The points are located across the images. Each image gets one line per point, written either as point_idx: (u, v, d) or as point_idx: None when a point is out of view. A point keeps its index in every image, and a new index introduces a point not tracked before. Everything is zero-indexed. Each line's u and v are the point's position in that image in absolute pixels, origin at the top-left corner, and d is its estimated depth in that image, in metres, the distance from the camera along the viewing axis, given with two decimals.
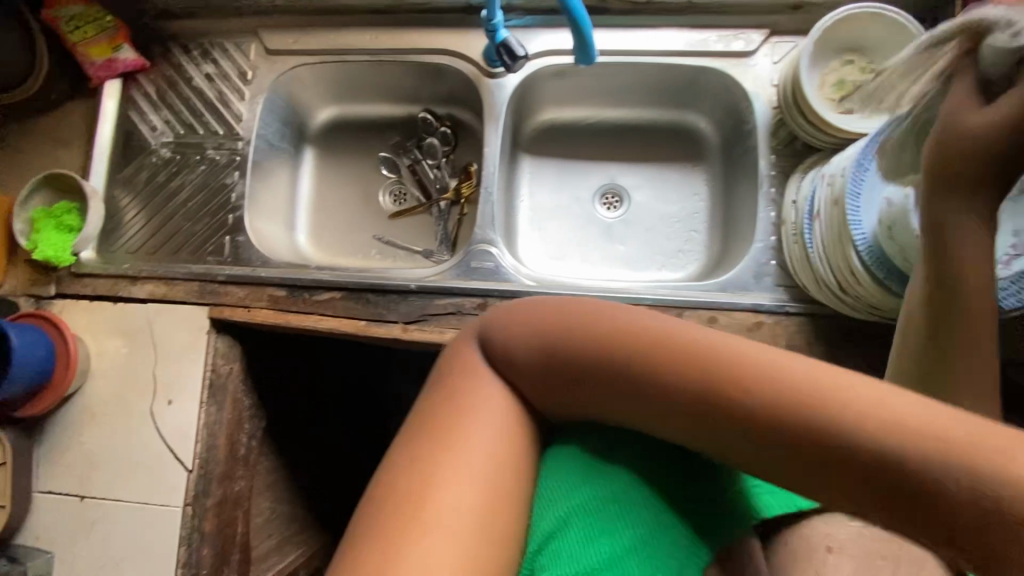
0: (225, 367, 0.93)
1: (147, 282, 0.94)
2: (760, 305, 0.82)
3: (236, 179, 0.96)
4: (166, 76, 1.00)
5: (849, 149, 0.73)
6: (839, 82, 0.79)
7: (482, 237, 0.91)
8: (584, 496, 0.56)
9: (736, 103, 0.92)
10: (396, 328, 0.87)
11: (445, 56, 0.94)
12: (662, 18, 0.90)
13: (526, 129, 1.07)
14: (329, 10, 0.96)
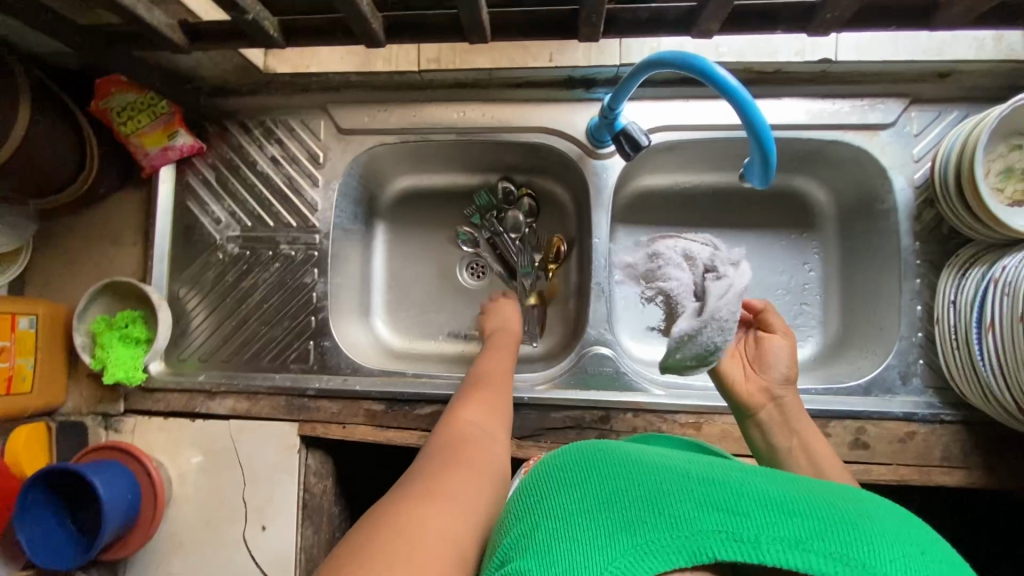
0: (318, 484, 0.86)
1: (227, 396, 0.86)
2: (912, 413, 0.76)
3: (316, 278, 0.88)
4: (226, 159, 0.90)
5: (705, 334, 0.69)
6: (1007, 169, 0.71)
7: (596, 337, 0.83)
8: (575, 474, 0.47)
9: (869, 175, 0.83)
10: (509, 445, 0.80)
11: (545, 134, 0.85)
12: (789, 88, 0.81)
13: (619, 198, 0.97)
14: (410, 83, 0.85)
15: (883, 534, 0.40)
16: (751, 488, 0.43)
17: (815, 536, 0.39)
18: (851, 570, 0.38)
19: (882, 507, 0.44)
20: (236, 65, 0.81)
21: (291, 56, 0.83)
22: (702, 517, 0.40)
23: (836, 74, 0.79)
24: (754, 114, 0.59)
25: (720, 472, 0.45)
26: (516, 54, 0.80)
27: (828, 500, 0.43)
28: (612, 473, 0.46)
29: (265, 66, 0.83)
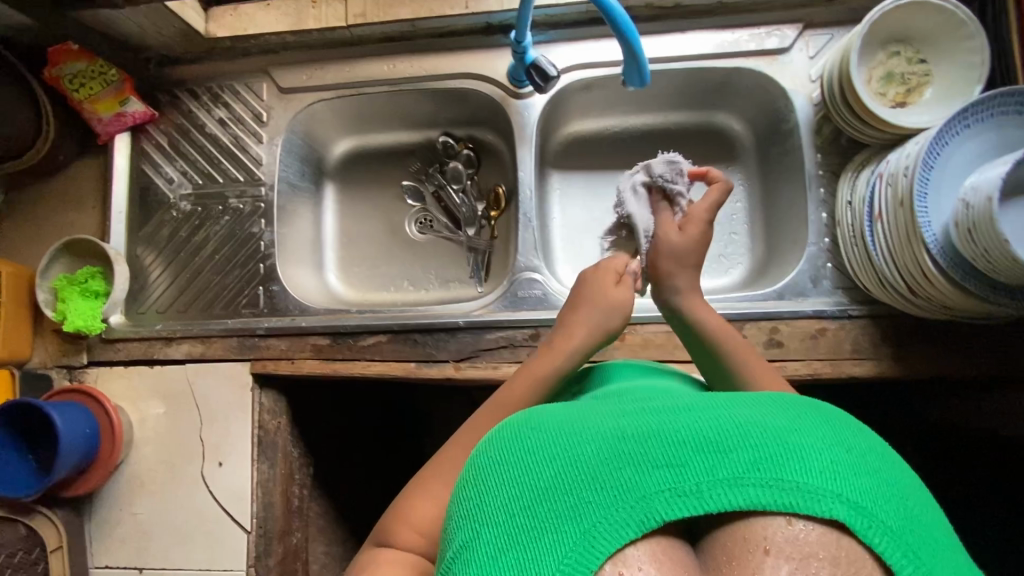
0: (272, 421, 0.91)
1: (183, 342, 0.91)
2: (822, 311, 0.80)
3: (263, 227, 0.93)
4: (177, 124, 0.96)
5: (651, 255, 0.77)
6: (887, 74, 0.76)
7: (525, 264, 0.88)
8: (488, 461, 0.40)
9: (774, 101, 0.89)
10: (448, 367, 0.84)
11: (470, 80, 0.91)
12: (692, 20, 0.87)
13: (552, 143, 1.02)
14: (343, 41, 0.92)
15: (812, 440, 0.35)
16: (679, 427, 0.36)
17: (753, 468, 0.34)
18: (791, 494, 0.33)
19: (815, 406, 0.39)
20: (178, 30, 0.87)
21: (229, 21, 0.90)
22: (637, 481, 0.35)
23: (731, 5, 0.85)
24: (632, 39, 0.62)
25: (642, 416, 0.39)
26: (435, 3, 0.86)
27: (764, 415, 0.37)
28: (529, 447, 0.39)
29: (206, 31, 0.90)
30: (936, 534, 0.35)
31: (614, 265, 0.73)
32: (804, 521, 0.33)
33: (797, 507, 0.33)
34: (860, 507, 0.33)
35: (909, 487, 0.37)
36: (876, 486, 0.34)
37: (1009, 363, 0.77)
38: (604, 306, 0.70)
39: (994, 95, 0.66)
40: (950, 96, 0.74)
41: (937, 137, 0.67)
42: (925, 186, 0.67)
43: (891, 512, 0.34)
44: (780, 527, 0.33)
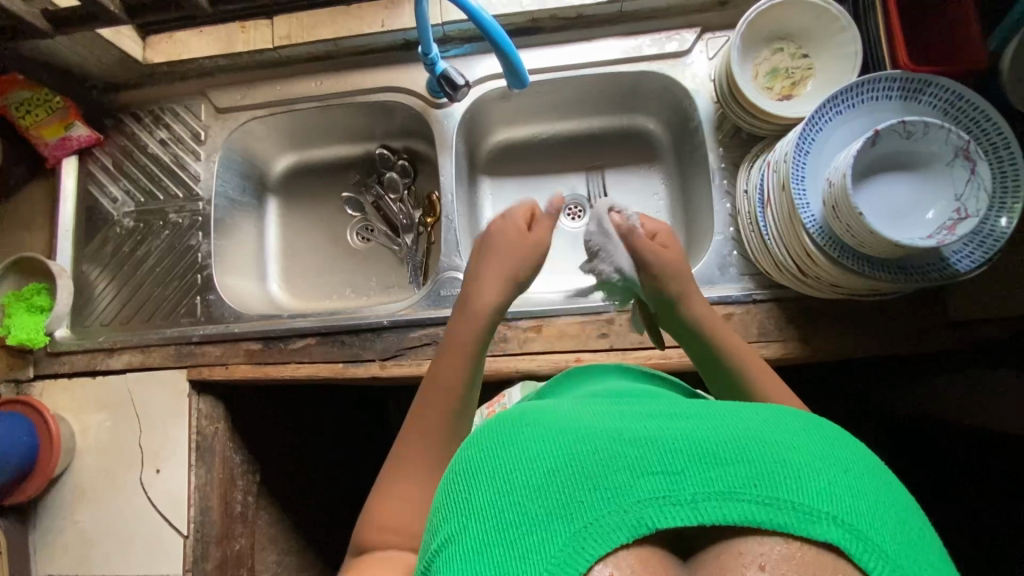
0: (210, 426, 0.93)
1: (124, 352, 0.94)
2: (727, 297, 0.83)
3: (200, 239, 0.98)
4: (121, 146, 1.02)
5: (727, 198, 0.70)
6: (772, 70, 0.81)
7: (449, 265, 0.92)
8: (488, 455, 0.42)
9: (680, 101, 0.93)
10: (374, 366, 0.87)
11: (393, 93, 0.97)
12: (596, 29, 0.92)
13: (481, 151, 1.06)
14: (275, 62, 0.98)
15: (810, 463, 0.38)
16: (679, 439, 0.39)
17: (748, 484, 0.36)
18: (786, 513, 0.35)
19: (817, 428, 0.41)
20: (116, 57, 0.93)
21: (165, 47, 0.96)
22: (632, 487, 0.37)
23: (631, 13, 0.91)
24: (513, 55, 0.66)
25: (643, 425, 0.42)
26: (354, 23, 0.92)
27: (765, 436, 0.39)
28: (527, 446, 0.41)
29: (144, 58, 0.96)
30: (934, 562, 0.36)
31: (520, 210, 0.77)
32: (800, 541, 0.35)
33: (792, 526, 0.35)
34: (855, 531, 0.35)
35: (912, 518, 0.38)
36: (872, 511, 0.36)
37: (914, 341, 0.79)
38: (522, 253, 0.74)
39: (860, 82, 0.70)
40: (831, 86, 0.78)
41: (810, 123, 0.71)
42: (801, 169, 0.71)
43: (887, 538, 0.35)
44: (777, 545, 0.35)
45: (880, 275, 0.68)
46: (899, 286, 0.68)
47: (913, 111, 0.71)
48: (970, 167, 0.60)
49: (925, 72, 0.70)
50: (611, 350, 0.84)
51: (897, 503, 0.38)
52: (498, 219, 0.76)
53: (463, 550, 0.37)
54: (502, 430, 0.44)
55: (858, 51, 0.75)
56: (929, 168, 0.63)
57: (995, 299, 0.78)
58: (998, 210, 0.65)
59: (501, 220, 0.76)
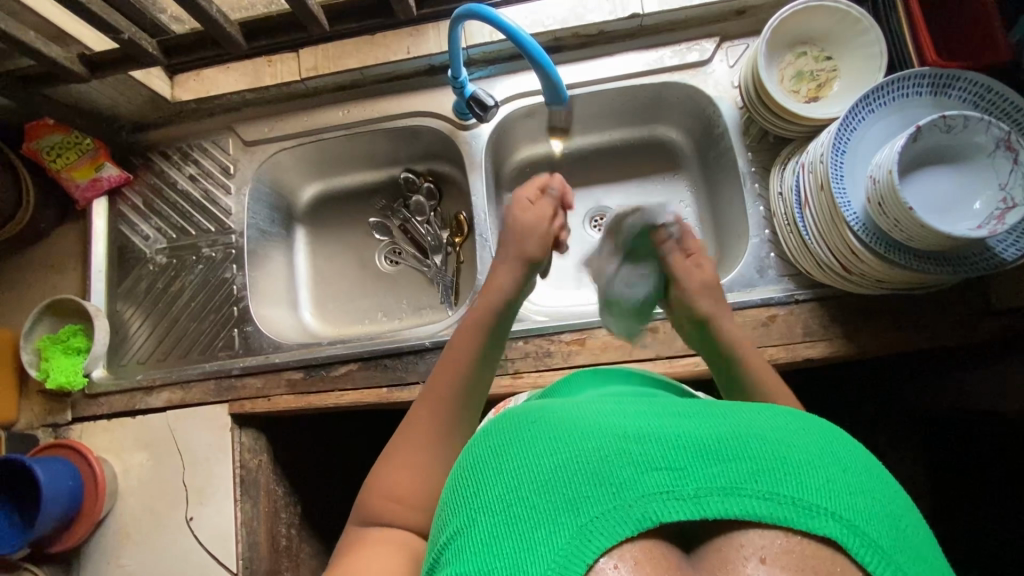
0: (253, 460, 0.92)
1: (164, 390, 0.94)
2: (770, 299, 0.83)
3: (235, 272, 0.98)
4: (151, 184, 1.03)
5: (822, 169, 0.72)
6: (797, 74, 0.83)
7: None
8: (495, 451, 0.41)
9: (703, 109, 0.95)
10: (418, 388, 0.86)
11: (420, 118, 0.98)
12: (618, 44, 0.94)
13: (506, 168, 1.08)
14: (300, 93, 0.99)
15: (811, 461, 0.38)
16: (684, 435, 0.39)
17: (752, 479, 0.36)
18: (787, 508, 0.35)
19: (816, 426, 0.41)
20: (144, 97, 0.95)
21: (192, 84, 0.97)
22: (638, 482, 0.36)
23: (650, 26, 0.92)
24: (551, 69, 0.67)
25: (647, 420, 0.41)
26: (380, 51, 0.94)
27: (766, 432, 0.39)
28: (532, 441, 0.40)
29: (172, 96, 0.97)
30: (929, 557, 0.36)
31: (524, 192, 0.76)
32: (800, 535, 0.35)
33: (791, 519, 0.35)
34: (853, 527, 0.35)
35: (907, 515, 0.38)
36: (871, 507, 0.36)
37: (956, 331, 0.79)
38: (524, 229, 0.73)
39: (890, 81, 0.72)
40: (857, 87, 0.79)
41: (844, 123, 0.72)
42: (839, 168, 0.72)
43: (883, 533, 0.35)
44: (776, 538, 0.35)
45: (925, 268, 0.69)
46: (945, 278, 0.69)
47: (944, 106, 0.72)
48: (1012, 158, 0.61)
49: (955, 67, 0.72)
50: (655, 359, 0.84)
51: (894, 502, 0.38)
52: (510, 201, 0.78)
53: (468, 547, 0.36)
54: (506, 426, 0.43)
55: (883, 50, 0.76)
56: (969, 160, 0.64)
57: None
58: None
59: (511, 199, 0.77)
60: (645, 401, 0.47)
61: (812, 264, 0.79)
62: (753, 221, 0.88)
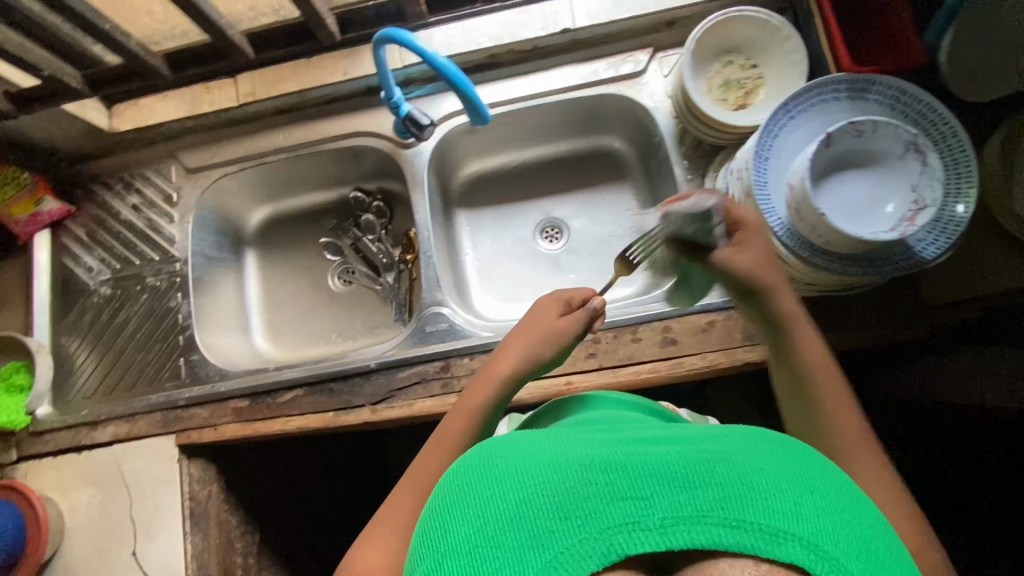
0: (203, 491, 0.90)
1: (109, 424, 0.93)
2: (708, 305, 0.84)
3: (180, 300, 0.97)
4: (94, 215, 1.01)
5: (745, 177, 0.74)
6: (725, 82, 0.84)
7: (431, 300, 0.92)
8: (460, 488, 0.39)
9: (641, 119, 0.96)
10: (364, 411, 0.85)
11: (360, 138, 0.98)
12: (554, 58, 0.95)
13: (454, 185, 1.09)
14: (241, 118, 0.99)
15: (778, 484, 0.36)
16: (650, 462, 0.37)
17: (719, 504, 0.34)
18: (753, 535, 0.33)
19: (783, 449, 0.40)
20: (81, 128, 0.94)
21: (131, 114, 0.97)
22: (603, 514, 0.35)
23: (584, 39, 0.93)
24: (471, 91, 0.67)
25: (613, 449, 0.40)
26: (317, 74, 0.94)
27: (731, 456, 0.38)
28: (499, 477, 0.38)
29: (110, 126, 0.97)
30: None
31: (569, 292, 0.76)
32: (768, 563, 0.33)
33: (756, 547, 0.33)
34: (823, 552, 0.33)
35: (882, 536, 0.37)
36: (841, 530, 0.34)
37: (894, 329, 0.80)
38: (549, 334, 0.72)
39: (809, 87, 0.73)
40: (781, 93, 0.81)
41: (766, 131, 0.73)
42: (763, 175, 0.73)
43: (853, 556, 0.33)
44: (748, 567, 0.33)
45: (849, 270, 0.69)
46: (868, 279, 0.70)
47: (862, 109, 0.74)
48: (921, 159, 0.62)
49: (870, 71, 0.73)
50: (600, 370, 0.84)
51: (868, 525, 0.37)
52: (547, 295, 0.76)
53: None
54: (475, 459, 0.41)
55: (804, 57, 0.78)
56: (884, 163, 0.65)
57: (967, 281, 0.79)
58: (958, 198, 0.68)
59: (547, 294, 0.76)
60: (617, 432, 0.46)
61: None
62: None
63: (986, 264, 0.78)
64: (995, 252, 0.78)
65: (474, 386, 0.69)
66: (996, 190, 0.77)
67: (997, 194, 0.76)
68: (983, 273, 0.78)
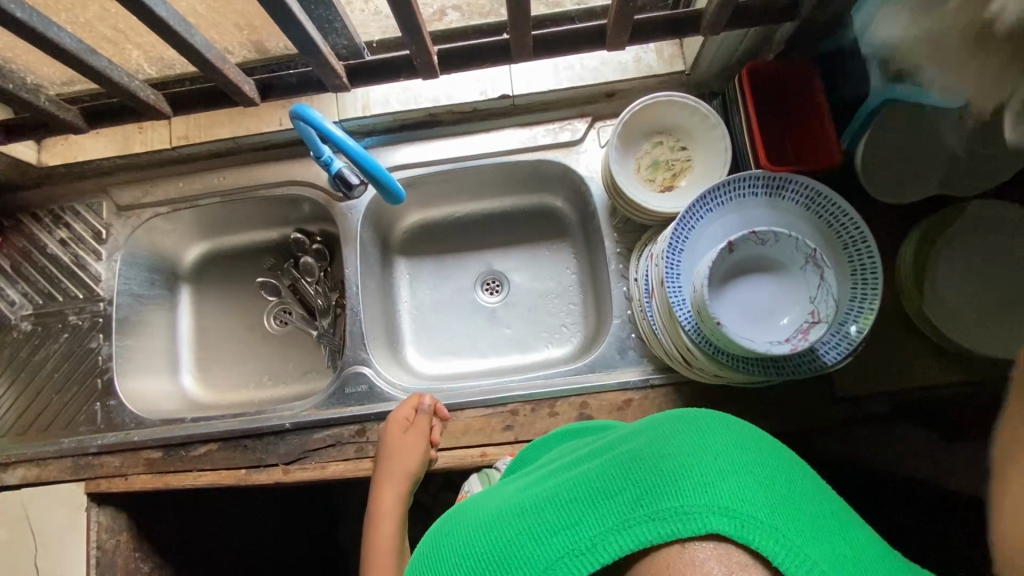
0: (110, 540, 0.88)
1: (19, 466, 0.91)
2: (627, 383, 0.84)
3: (101, 342, 0.96)
4: (19, 247, 0.99)
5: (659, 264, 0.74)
6: (653, 162, 0.85)
7: (354, 358, 0.91)
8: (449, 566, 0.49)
9: (579, 186, 0.96)
10: (277, 471, 0.85)
11: (295, 186, 0.98)
12: (493, 121, 0.95)
13: (394, 234, 1.08)
14: (174, 159, 0.97)
15: (680, 464, 0.41)
16: (576, 490, 0.44)
17: (635, 508, 0.40)
18: (671, 522, 0.39)
19: (684, 421, 0.45)
20: (6, 163, 0.92)
21: (60, 149, 0.95)
22: (547, 550, 0.42)
23: (524, 105, 0.93)
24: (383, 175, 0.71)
25: (552, 486, 0.47)
26: (253, 122, 0.93)
27: (639, 451, 0.44)
28: (473, 552, 0.47)
29: (38, 160, 0.95)
30: (815, 513, 0.40)
31: (400, 412, 0.83)
32: (694, 541, 0.38)
33: (677, 530, 0.39)
34: (728, 513, 0.38)
35: (786, 480, 0.42)
36: (743, 490, 0.40)
37: (806, 418, 0.81)
38: (396, 456, 0.80)
39: (727, 181, 0.73)
40: (705, 178, 0.82)
41: (682, 222, 0.74)
42: (675, 267, 0.73)
43: (759, 506, 0.39)
44: (690, 549, 0.38)
45: (751, 369, 0.70)
46: (772, 379, 0.70)
47: (778, 206, 0.74)
48: (819, 273, 0.63)
49: (788, 169, 0.73)
50: (515, 443, 0.84)
51: (773, 467, 0.42)
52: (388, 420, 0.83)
53: None
54: (461, 529, 0.52)
55: (727, 146, 0.79)
56: (785, 270, 0.66)
57: (879, 374, 0.80)
58: (855, 314, 0.69)
59: (387, 422, 0.83)
60: (569, 459, 0.53)
61: (665, 354, 0.79)
62: (616, 302, 0.89)
63: (900, 360, 0.79)
64: (906, 348, 0.79)
65: (375, 521, 0.80)
66: (907, 285, 0.78)
67: (907, 291, 0.77)
68: (894, 369, 0.79)
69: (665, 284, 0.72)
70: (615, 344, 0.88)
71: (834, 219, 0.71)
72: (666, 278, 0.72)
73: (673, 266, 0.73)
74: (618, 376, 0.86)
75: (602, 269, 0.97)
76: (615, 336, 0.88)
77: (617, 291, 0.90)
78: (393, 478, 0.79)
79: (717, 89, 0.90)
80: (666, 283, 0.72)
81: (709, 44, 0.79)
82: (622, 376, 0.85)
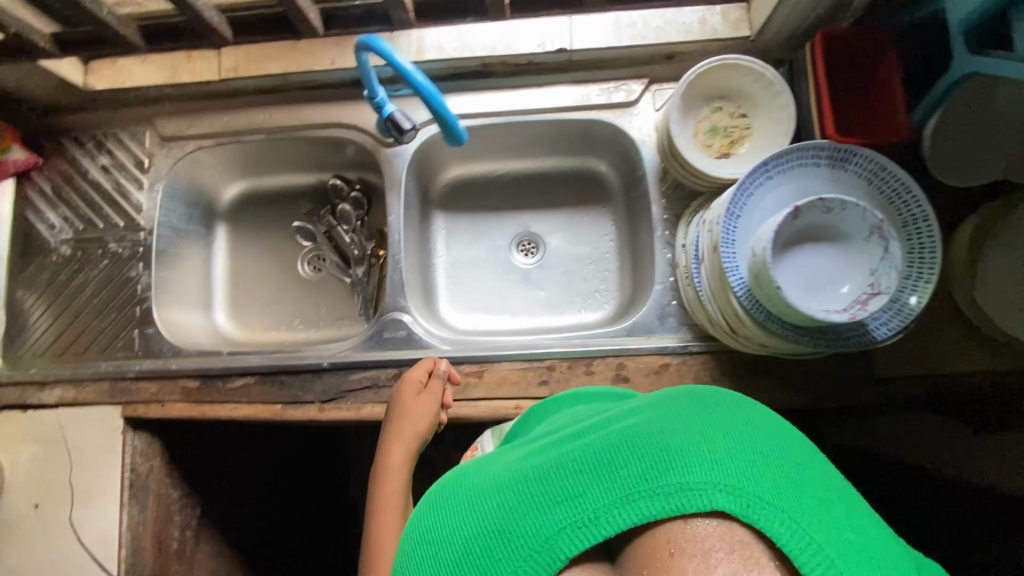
0: (145, 463, 0.90)
1: (56, 387, 0.91)
2: (664, 348, 0.85)
3: (141, 271, 0.96)
4: (61, 171, 0.99)
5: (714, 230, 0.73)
6: (712, 128, 0.83)
7: (393, 305, 0.92)
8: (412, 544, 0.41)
9: (628, 149, 0.94)
10: (312, 408, 0.86)
11: (342, 129, 0.96)
12: (548, 76, 0.93)
13: (435, 186, 1.07)
14: (221, 92, 0.96)
15: (689, 439, 0.35)
16: (568, 461, 0.37)
17: (639, 483, 0.34)
18: (676, 497, 0.33)
19: (692, 399, 0.40)
20: (54, 82, 0.91)
21: (107, 73, 0.94)
22: (529, 525, 0.35)
23: (581, 61, 0.91)
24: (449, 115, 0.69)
25: (537, 458, 0.40)
26: (304, 59, 0.91)
27: (640, 423, 0.37)
28: (439, 526, 0.40)
29: (85, 83, 0.93)
30: (835, 502, 0.34)
31: (413, 374, 0.81)
32: (695, 519, 0.33)
33: (682, 507, 0.33)
34: (734, 491, 0.33)
35: (803, 464, 0.36)
36: (759, 470, 0.34)
37: (842, 395, 0.81)
38: (411, 411, 0.78)
39: (790, 149, 0.72)
40: (764, 147, 0.80)
41: (741, 188, 0.73)
42: (730, 233, 0.72)
43: (776, 489, 0.33)
44: (691, 527, 0.33)
45: (800, 338, 0.70)
46: (821, 349, 0.70)
47: (840, 178, 0.73)
48: (883, 244, 0.63)
49: (854, 141, 0.72)
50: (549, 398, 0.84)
51: (789, 450, 0.36)
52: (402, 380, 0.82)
53: None
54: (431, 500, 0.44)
55: (792, 115, 0.77)
56: (847, 240, 0.65)
57: (920, 356, 0.80)
58: (910, 290, 0.68)
59: (403, 378, 0.82)
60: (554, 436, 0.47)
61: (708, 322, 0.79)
62: (658, 268, 0.89)
63: (943, 343, 0.79)
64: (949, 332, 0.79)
65: (381, 476, 0.76)
66: (959, 269, 0.77)
67: (959, 276, 0.77)
68: (935, 352, 0.79)
69: (721, 249, 0.71)
70: (653, 311, 0.88)
71: (896, 194, 0.70)
72: (721, 245, 0.71)
73: (728, 233, 0.72)
74: (657, 341, 0.86)
75: (645, 236, 0.96)
76: (654, 303, 0.88)
77: (660, 258, 0.89)
78: (406, 431, 0.77)
79: (781, 58, 0.88)
80: (721, 249, 0.71)
81: (782, 7, 0.77)
82: (660, 341, 0.86)
